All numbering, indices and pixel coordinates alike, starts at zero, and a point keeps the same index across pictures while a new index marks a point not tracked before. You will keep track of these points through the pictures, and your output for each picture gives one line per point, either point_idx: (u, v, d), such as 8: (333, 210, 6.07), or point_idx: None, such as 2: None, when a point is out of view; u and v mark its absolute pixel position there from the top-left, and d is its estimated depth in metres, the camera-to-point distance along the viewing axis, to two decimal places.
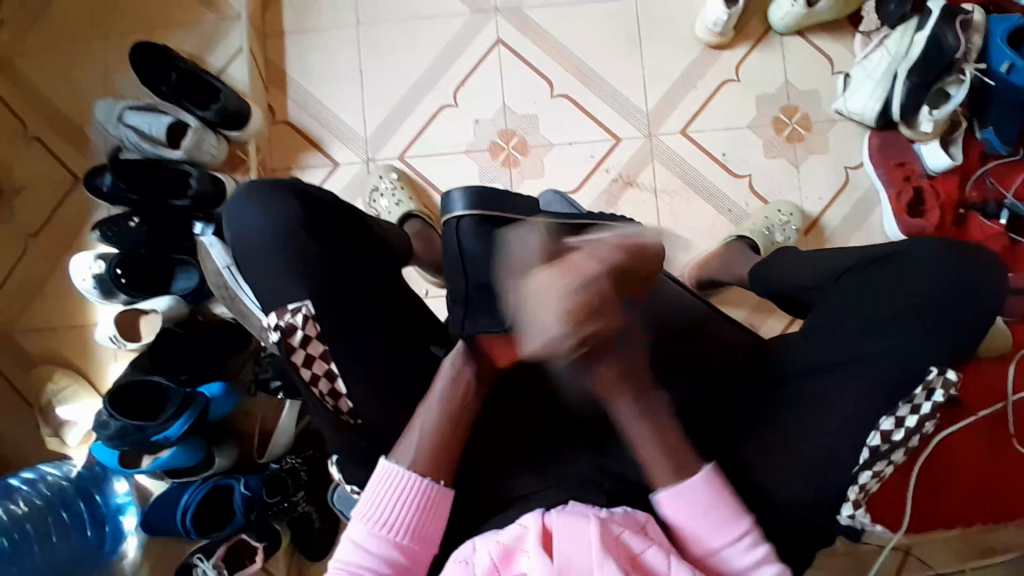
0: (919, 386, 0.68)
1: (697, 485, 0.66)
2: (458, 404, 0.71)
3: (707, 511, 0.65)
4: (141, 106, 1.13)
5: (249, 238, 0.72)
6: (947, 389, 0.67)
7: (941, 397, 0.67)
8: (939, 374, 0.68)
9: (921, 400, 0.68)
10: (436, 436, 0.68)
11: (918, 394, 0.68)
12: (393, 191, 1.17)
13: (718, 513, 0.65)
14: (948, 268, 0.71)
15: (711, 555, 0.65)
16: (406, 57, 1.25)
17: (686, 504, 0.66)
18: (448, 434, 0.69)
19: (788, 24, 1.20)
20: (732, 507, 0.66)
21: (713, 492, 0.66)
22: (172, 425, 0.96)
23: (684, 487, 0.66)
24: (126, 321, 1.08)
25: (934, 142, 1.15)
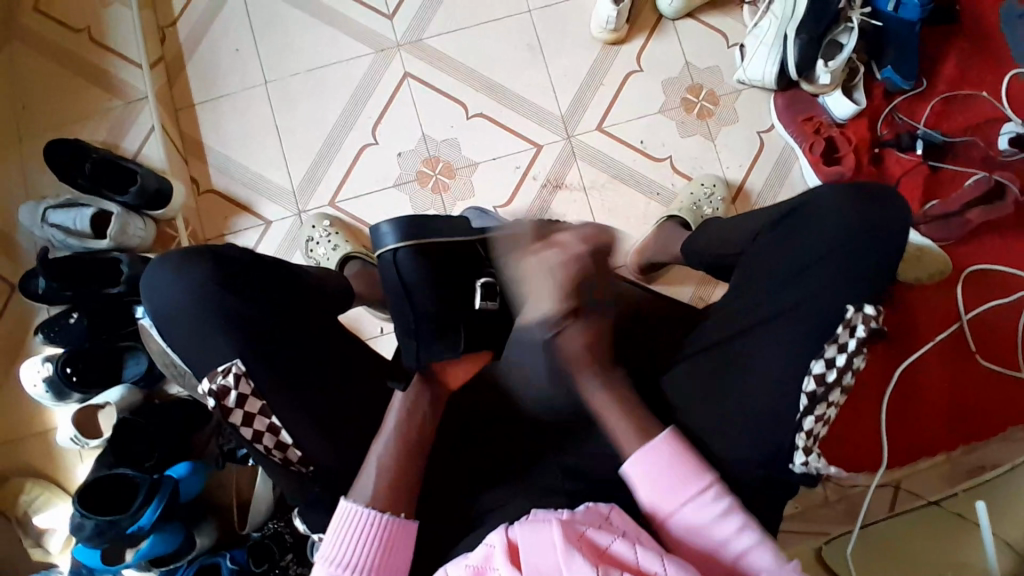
0: (840, 326, 0.69)
1: (660, 445, 0.69)
2: (413, 432, 0.72)
3: (671, 469, 0.67)
4: (61, 204, 1.13)
5: (172, 308, 0.71)
6: (867, 324, 0.69)
7: (863, 332, 0.69)
8: (857, 311, 0.69)
9: (846, 338, 0.69)
10: (393, 469, 0.69)
11: (840, 334, 0.69)
12: (328, 237, 1.18)
13: (684, 468, 0.67)
14: (853, 208, 0.73)
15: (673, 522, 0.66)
16: (320, 107, 1.27)
17: (653, 465, 0.68)
18: (405, 464, 0.70)
19: (677, 9, 1.24)
20: (695, 463, 0.68)
21: (673, 453, 0.68)
22: (144, 515, 0.94)
23: (650, 450, 0.69)
24: (85, 417, 1.07)
25: (836, 91, 1.20)
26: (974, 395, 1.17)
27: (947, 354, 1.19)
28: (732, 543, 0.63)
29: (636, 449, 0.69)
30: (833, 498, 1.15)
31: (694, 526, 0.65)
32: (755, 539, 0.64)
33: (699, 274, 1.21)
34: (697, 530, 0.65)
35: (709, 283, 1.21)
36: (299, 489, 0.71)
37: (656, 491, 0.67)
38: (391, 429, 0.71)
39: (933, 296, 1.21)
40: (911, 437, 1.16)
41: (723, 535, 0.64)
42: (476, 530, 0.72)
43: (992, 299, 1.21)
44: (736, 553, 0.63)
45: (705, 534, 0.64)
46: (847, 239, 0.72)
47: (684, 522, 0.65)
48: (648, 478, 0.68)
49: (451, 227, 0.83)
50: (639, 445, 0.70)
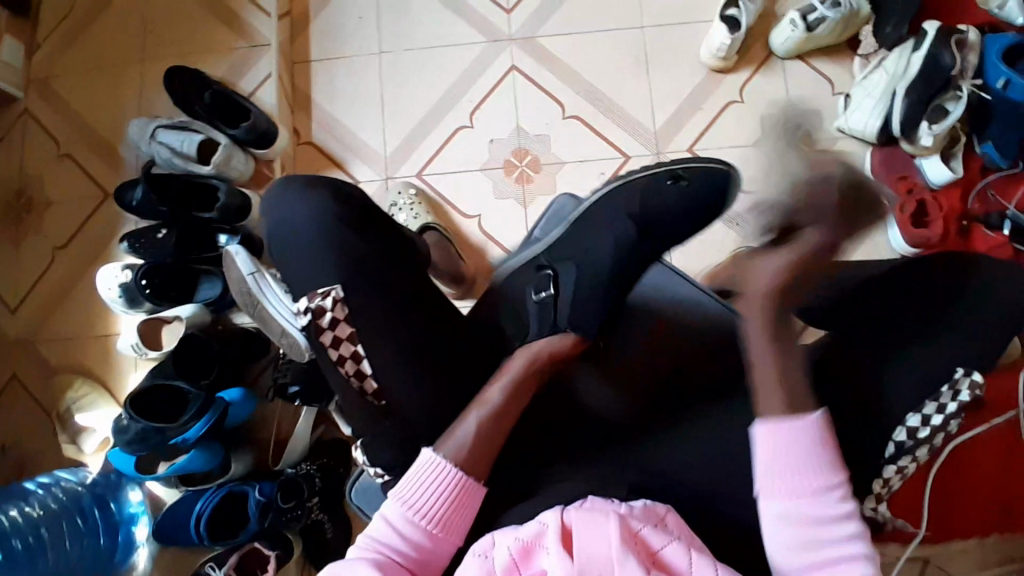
0: (945, 386, 0.71)
1: (808, 426, 0.65)
2: (504, 402, 0.71)
3: (811, 452, 0.64)
4: (173, 125, 1.19)
5: (289, 223, 0.74)
6: (972, 390, 0.70)
7: (967, 397, 0.70)
8: (965, 376, 0.71)
9: (948, 399, 0.70)
10: (477, 430, 0.69)
11: (944, 394, 0.71)
12: (411, 206, 1.21)
13: (820, 457, 0.64)
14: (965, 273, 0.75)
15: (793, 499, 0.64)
16: (424, 82, 1.32)
17: (792, 442, 0.65)
18: (490, 428, 0.69)
19: (789, 49, 1.26)
20: (833, 456, 0.65)
21: (818, 439, 0.65)
22: (192, 427, 0.98)
23: (797, 427, 0.65)
24: (150, 328, 1.12)
25: (935, 156, 1.20)
26: None
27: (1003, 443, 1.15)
28: (841, 545, 0.62)
29: (781, 418, 0.66)
30: None
31: (808, 511, 0.63)
32: (860, 549, 0.62)
33: None
34: (809, 519, 0.63)
35: None
36: (363, 425, 0.70)
37: (782, 470, 0.64)
38: (496, 404, 0.70)
39: (996, 378, 1.12)
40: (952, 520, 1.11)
41: (835, 536, 0.63)
42: (529, 503, 0.71)
43: None
44: (841, 555, 0.62)
45: (817, 524, 0.63)
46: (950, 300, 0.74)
47: (797, 509, 0.63)
48: (780, 449, 0.65)
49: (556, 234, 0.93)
50: (786, 416, 0.66)
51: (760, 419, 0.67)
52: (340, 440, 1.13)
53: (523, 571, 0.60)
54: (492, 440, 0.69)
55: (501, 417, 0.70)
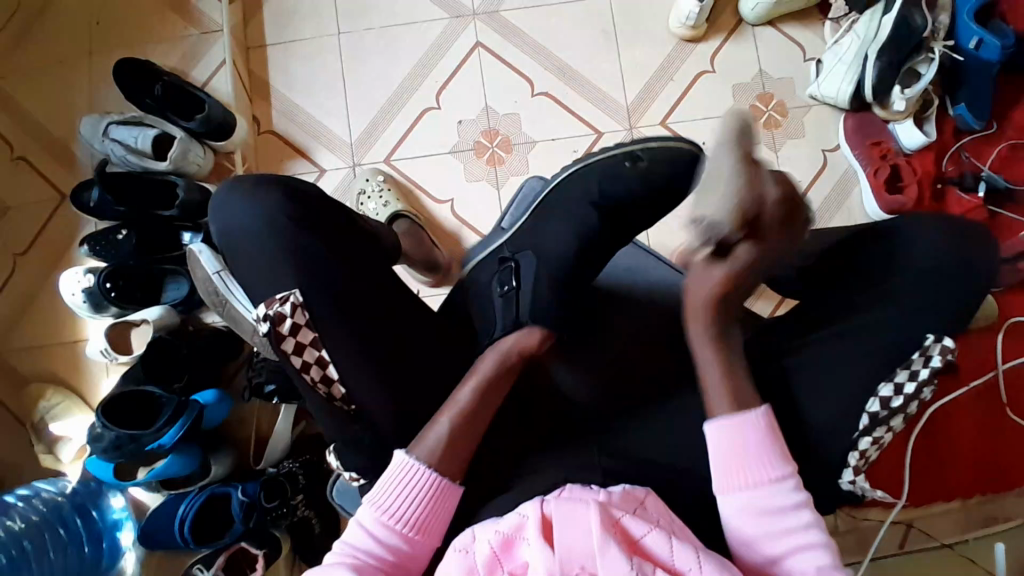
0: (916, 352, 0.71)
1: (753, 421, 0.68)
2: (476, 400, 0.71)
3: (758, 448, 0.66)
4: (126, 120, 1.14)
5: (242, 230, 0.72)
6: (944, 355, 0.70)
7: (939, 362, 0.70)
8: (936, 342, 0.71)
9: (919, 366, 0.70)
10: (448, 430, 0.68)
11: (916, 360, 0.70)
12: (380, 193, 1.18)
13: (766, 450, 0.66)
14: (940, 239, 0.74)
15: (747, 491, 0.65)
16: (386, 63, 1.27)
17: (739, 438, 0.67)
18: (461, 428, 0.69)
19: (759, 14, 1.23)
20: (779, 450, 0.67)
21: (763, 432, 0.67)
22: (166, 434, 0.96)
23: (741, 424, 0.68)
24: (118, 334, 1.09)
25: (908, 121, 1.19)
26: (997, 444, 1.15)
27: (979, 401, 1.16)
28: (797, 535, 0.63)
29: (726, 415, 0.69)
30: (843, 528, 1.11)
31: (759, 507, 0.64)
32: (817, 537, 0.63)
33: None
34: (761, 514, 0.64)
35: (753, 292, 1.20)
36: (337, 427, 0.70)
37: (730, 466, 0.66)
38: (463, 404, 0.70)
39: (976, 342, 1.17)
40: (930, 480, 1.14)
41: (791, 526, 0.63)
42: (504, 495, 0.71)
43: None
44: (797, 546, 0.63)
45: (771, 518, 0.64)
46: (924, 272, 0.73)
47: (753, 507, 0.65)
48: (729, 444, 0.67)
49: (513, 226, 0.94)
50: (730, 412, 0.69)
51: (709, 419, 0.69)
52: (318, 436, 1.13)
53: (504, 563, 0.61)
54: (464, 439, 0.69)
55: (473, 414, 0.70)
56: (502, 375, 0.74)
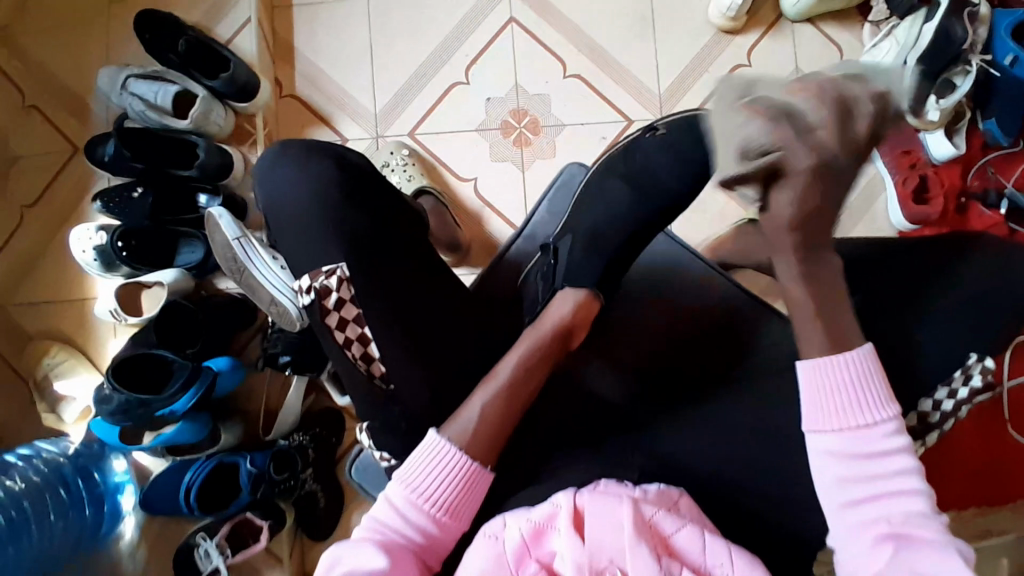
0: (958, 370, 0.72)
1: (856, 357, 0.63)
2: (520, 385, 0.70)
3: (857, 388, 0.62)
4: (146, 75, 1.10)
5: (287, 196, 0.71)
6: (985, 375, 0.71)
7: (979, 382, 0.71)
8: (978, 361, 0.72)
9: (960, 385, 0.71)
10: (492, 413, 0.67)
11: (957, 378, 0.72)
12: (404, 167, 1.16)
13: (867, 392, 0.62)
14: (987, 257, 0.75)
15: (845, 427, 0.62)
16: (417, 33, 1.24)
17: (833, 374, 0.63)
18: (504, 414, 0.68)
19: (800, 11, 1.21)
20: (886, 392, 0.62)
21: (866, 370, 0.63)
22: (178, 400, 0.95)
23: (838, 360, 0.63)
24: (128, 294, 1.07)
25: (939, 131, 1.18)
26: (996, 462, 1.15)
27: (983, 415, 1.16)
28: (892, 481, 0.60)
29: (821, 355, 0.64)
30: None
31: (851, 447, 0.61)
32: (915, 483, 0.60)
33: (763, 283, 1.19)
34: (852, 452, 0.61)
35: (771, 294, 1.19)
36: (372, 406, 0.69)
37: (822, 399, 0.63)
38: (505, 381, 0.69)
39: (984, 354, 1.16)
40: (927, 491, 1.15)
41: (887, 469, 0.60)
42: (533, 486, 0.71)
43: None
44: (890, 491, 0.60)
45: (862, 460, 0.61)
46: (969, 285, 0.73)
47: (839, 444, 0.62)
48: (824, 384, 0.63)
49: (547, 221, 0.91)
50: (828, 354, 0.64)
51: (801, 358, 0.65)
52: (331, 409, 1.12)
53: (533, 552, 0.60)
54: (503, 423, 0.67)
55: (516, 398, 0.69)
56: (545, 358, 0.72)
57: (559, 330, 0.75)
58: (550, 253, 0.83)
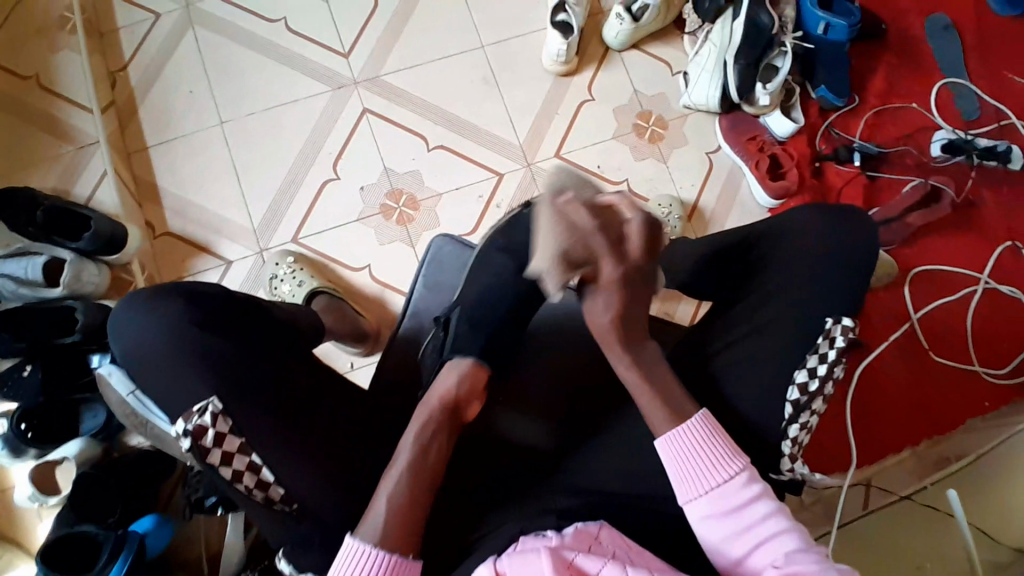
0: (821, 337, 0.77)
1: (691, 426, 0.69)
2: (421, 466, 0.71)
3: (702, 452, 0.68)
4: (10, 253, 1.09)
5: (140, 346, 0.71)
6: (845, 335, 0.77)
7: (842, 342, 0.77)
8: (836, 324, 0.78)
9: (826, 349, 0.77)
10: (400, 504, 0.67)
11: (822, 344, 0.77)
12: (293, 274, 1.17)
13: (708, 456, 0.67)
14: (818, 232, 0.83)
15: (710, 493, 0.66)
16: (277, 145, 1.28)
17: (682, 447, 0.69)
18: (411, 500, 0.68)
19: (623, 40, 1.30)
20: (726, 446, 0.68)
21: (703, 435, 0.68)
22: (110, 571, 0.92)
23: (678, 433, 0.69)
24: (42, 475, 1.05)
25: (776, 112, 1.28)
26: (927, 391, 1.22)
27: (904, 353, 1.24)
28: (758, 529, 0.63)
29: (669, 429, 0.70)
30: (809, 502, 1.13)
31: (717, 507, 0.65)
32: (783, 524, 0.63)
33: (661, 292, 1.25)
34: (721, 517, 0.65)
35: (672, 299, 1.25)
36: (285, 532, 0.69)
37: (678, 475, 0.68)
38: (403, 467, 0.70)
39: (885, 297, 1.26)
40: (874, 438, 1.20)
41: (751, 520, 0.64)
42: (467, 559, 0.72)
43: (940, 298, 1.26)
44: (762, 537, 0.63)
45: (728, 514, 0.65)
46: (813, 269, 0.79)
47: (706, 508, 0.66)
48: (677, 458, 0.68)
49: (439, 299, 0.95)
50: (671, 425, 0.70)
51: (657, 434, 0.71)
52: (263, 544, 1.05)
53: None
54: (414, 512, 0.68)
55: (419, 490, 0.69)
56: (437, 432, 0.75)
57: (450, 400, 0.78)
58: (440, 326, 0.86)
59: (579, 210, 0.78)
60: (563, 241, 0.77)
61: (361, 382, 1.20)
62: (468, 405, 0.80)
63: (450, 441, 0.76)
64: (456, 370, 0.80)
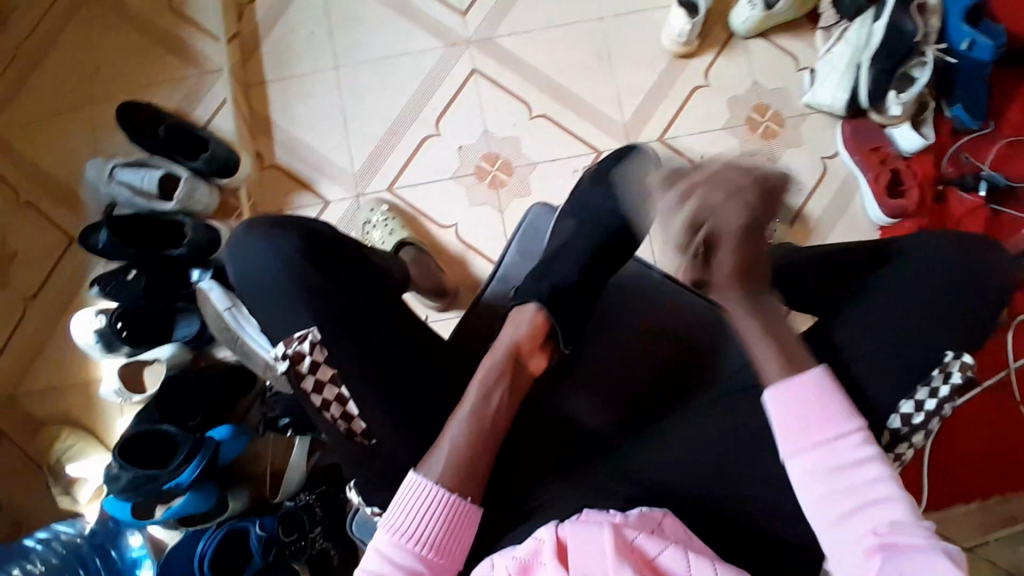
0: (936, 370, 0.70)
1: (810, 379, 0.65)
2: (488, 417, 0.70)
3: (819, 405, 0.64)
4: (131, 163, 1.16)
5: (255, 267, 0.74)
6: (964, 372, 0.70)
7: (959, 379, 0.70)
8: (955, 358, 0.70)
9: (939, 383, 0.70)
10: (464, 448, 0.67)
11: (936, 377, 0.70)
12: (385, 222, 1.20)
13: (827, 407, 0.64)
14: (956, 248, 0.75)
15: (822, 446, 0.63)
16: (384, 94, 1.29)
17: (795, 398, 0.65)
18: (478, 445, 0.68)
19: (750, 28, 1.24)
20: (844, 405, 0.64)
21: (821, 389, 0.65)
22: (183, 472, 0.98)
23: (793, 384, 0.66)
24: (130, 373, 1.12)
25: (904, 124, 1.19)
26: (1011, 442, 1.13)
27: (995, 399, 1.14)
28: (869, 492, 0.61)
29: (783, 379, 0.66)
30: None
31: (826, 464, 0.63)
32: (892, 490, 0.61)
33: None
34: (828, 474, 0.62)
35: None
36: (359, 463, 0.70)
37: (789, 424, 0.65)
38: (469, 407, 0.70)
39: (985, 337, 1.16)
40: (946, 480, 1.12)
41: (861, 481, 0.61)
42: (525, 523, 0.72)
43: None
44: (867, 501, 0.61)
45: (838, 472, 0.62)
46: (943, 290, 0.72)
47: (817, 462, 0.63)
48: (793, 402, 0.65)
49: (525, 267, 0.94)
50: (783, 376, 0.67)
51: (768, 385, 0.67)
52: (333, 465, 1.12)
53: None
54: (478, 457, 0.68)
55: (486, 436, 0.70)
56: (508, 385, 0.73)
57: (512, 354, 0.75)
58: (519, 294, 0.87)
59: (717, 193, 0.75)
60: (678, 217, 0.77)
61: (446, 329, 1.21)
62: (533, 362, 0.76)
63: (514, 395, 0.74)
64: (529, 317, 0.77)
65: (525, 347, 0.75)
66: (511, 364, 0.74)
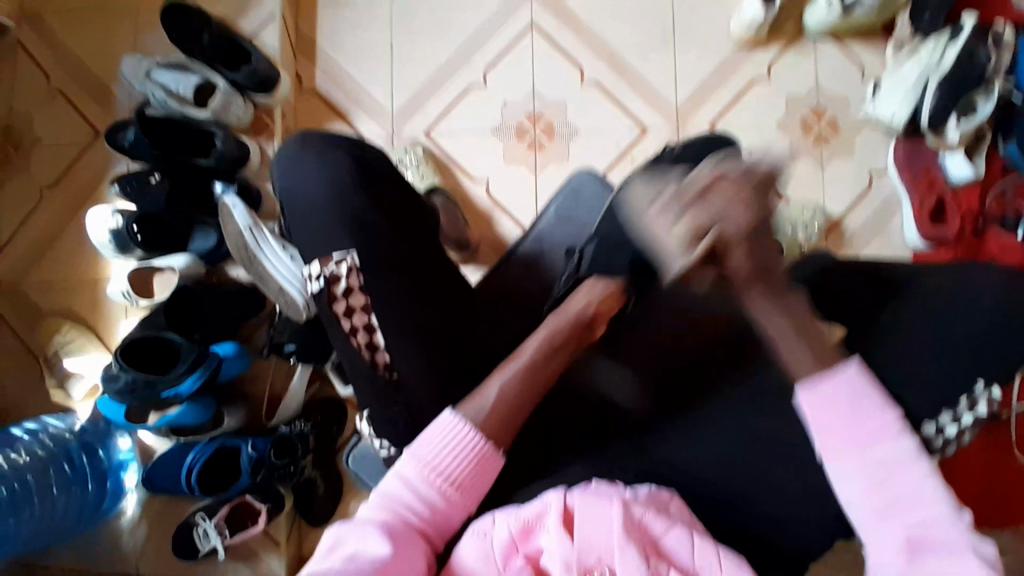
0: (965, 397, 0.67)
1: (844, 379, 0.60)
2: (545, 372, 0.71)
3: (855, 408, 0.59)
4: (169, 64, 1.12)
5: (296, 184, 0.71)
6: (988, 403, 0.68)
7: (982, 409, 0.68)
8: (984, 388, 0.68)
9: (965, 411, 0.68)
10: (512, 397, 0.67)
11: (962, 405, 0.68)
12: (416, 166, 1.18)
13: (864, 409, 0.59)
14: None
15: (861, 451, 0.58)
16: (437, 35, 1.25)
17: (831, 401, 0.60)
18: (524, 397, 0.68)
19: (823, 27, 1.20)
20: (882, 399, 0.59)
21: (859, 388, 0.60)
22: (184, 381, 0.96)
23: (833, 382, 0.60)
24: (139, 277, 1.07)
25: (960, 153, 1.13)
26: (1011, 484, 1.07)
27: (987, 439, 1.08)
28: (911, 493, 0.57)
29: (818, 378, 0.61)
30: None
31: (864, 470, 0.58)
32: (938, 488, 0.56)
33: None
34: (868, 479, 0.58)
35: None
36: (375, 401, 0.69)
37: (826, 433, 0.60)
38: (526, 360, 0.71)
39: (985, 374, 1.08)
40: None
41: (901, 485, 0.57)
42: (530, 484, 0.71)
43: None
44: (915, 504, 0.56)
45: (876, 479, 0.58)
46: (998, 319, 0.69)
47: (853, 471, 0.58)
48: (826, 409, 0.60)
49: (564, 229, 0.93)
50: (818, 371, 0.61)
51: (799, 385, 0.62)
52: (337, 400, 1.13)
53: (521, 549, 0.58)
54: (517, 412, 0.67)
55: (535, 391, 0.70)
56: (568, 344, 0.74)
57: (581, 317, 0.75)
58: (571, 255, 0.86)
59: (727, 187, 0.65)
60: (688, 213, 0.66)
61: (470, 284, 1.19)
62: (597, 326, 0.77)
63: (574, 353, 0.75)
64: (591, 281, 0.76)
65: (598, 312, 0.76)
66: (578, 324, 0.75)
